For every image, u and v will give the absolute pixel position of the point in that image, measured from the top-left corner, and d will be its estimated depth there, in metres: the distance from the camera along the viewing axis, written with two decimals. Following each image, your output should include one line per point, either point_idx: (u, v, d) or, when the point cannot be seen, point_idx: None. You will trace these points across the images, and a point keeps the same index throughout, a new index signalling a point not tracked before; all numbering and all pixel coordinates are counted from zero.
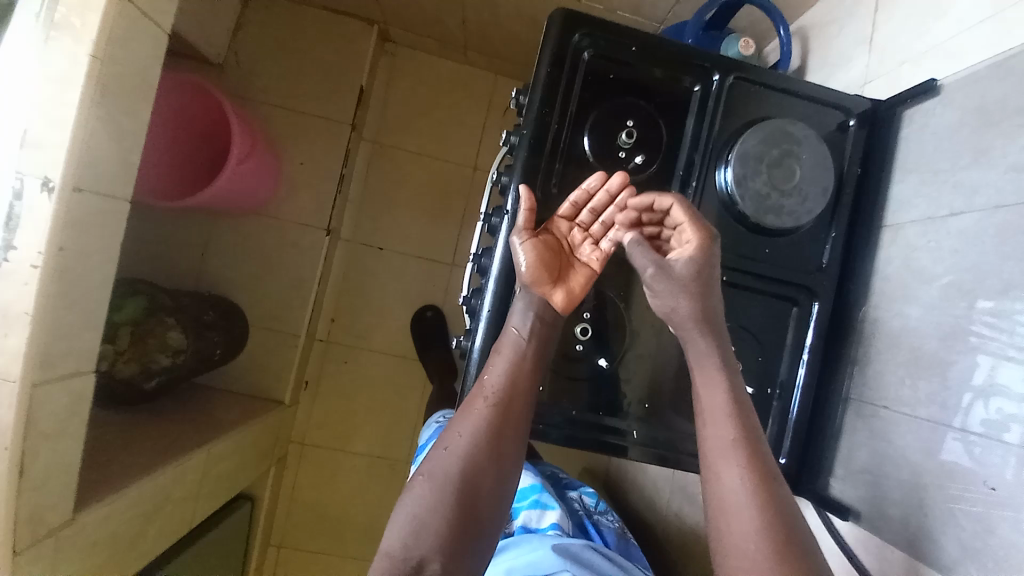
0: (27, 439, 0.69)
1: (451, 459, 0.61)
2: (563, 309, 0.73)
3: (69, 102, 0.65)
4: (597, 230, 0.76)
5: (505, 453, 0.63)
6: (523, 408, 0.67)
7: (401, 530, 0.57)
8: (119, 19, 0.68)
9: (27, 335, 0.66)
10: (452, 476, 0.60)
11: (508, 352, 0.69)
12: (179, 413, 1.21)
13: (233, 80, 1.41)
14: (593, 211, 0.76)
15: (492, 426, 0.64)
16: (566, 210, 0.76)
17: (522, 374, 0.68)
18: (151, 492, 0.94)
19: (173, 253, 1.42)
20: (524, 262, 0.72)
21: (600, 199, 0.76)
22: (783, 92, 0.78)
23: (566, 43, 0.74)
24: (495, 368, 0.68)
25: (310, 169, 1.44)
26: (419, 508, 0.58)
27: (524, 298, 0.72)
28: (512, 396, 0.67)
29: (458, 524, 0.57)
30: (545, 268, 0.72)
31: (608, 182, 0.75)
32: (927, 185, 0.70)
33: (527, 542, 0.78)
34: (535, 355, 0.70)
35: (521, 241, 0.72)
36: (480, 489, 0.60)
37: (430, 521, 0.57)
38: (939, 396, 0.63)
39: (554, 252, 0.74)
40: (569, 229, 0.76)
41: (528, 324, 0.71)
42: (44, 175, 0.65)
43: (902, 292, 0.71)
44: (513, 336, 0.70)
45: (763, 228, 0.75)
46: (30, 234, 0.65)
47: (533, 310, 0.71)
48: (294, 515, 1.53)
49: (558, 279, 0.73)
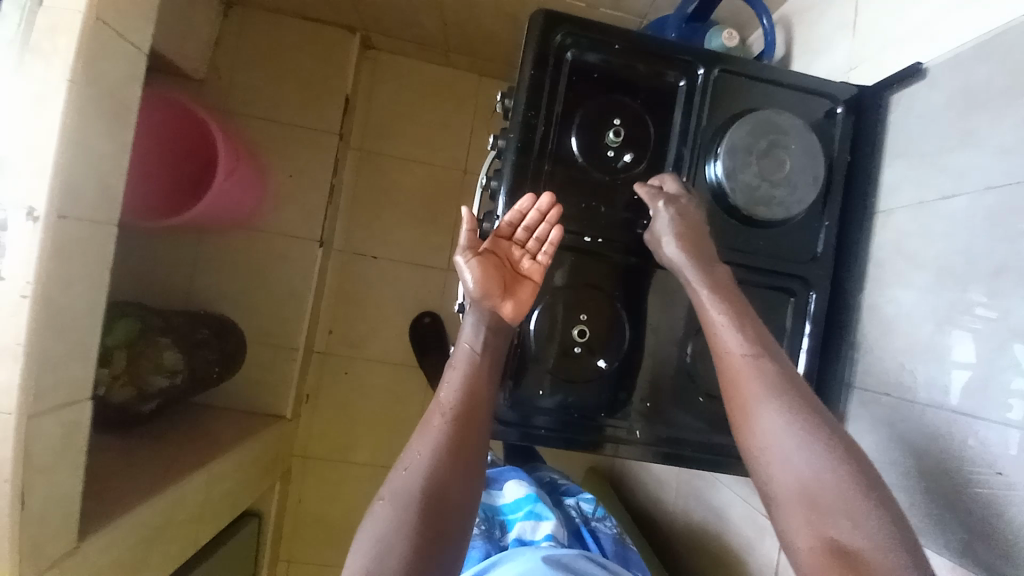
0: (25, 472, 0.68)
1: (412, 479, 0.60)
2: (509, 325, 0.71)
3: (48, 129, 0.64)
4: (533, 246, 0.74)
5: (468, 466, 0.63)
6: (483, 418, 0.66)
7: (364, 557, 0.55)
8: (92, 42, 0.66)
9: (20, 369, 0.65)
10: (414, 496, 0.58)
11: (463, 366, 0.69)
12: (178, 434, 1.20)
13: (216, 96, 1.40)
14: (527, 230, 0.74)
15: (452, 442, 0.63)
16: (502, 229, 0.74)
17: (479, 385, 0.68)
18: (154, 516, 0.93)
19: (164, 272, 1.41)
20: (471, 279, 0.70)
21: (532, 219, 0.74)
22: (769, 83, 0.78)
23: (548, 43, 0.74)
24: (450, 381, 0.68)
25: (300, 180, 1.43)
26: (382, 532, 0.56)
27: (473, 313, 0.71)
28: (472, 407, 0.65)
29: (422, 543, 0.56)
30: (486, 288, 0.70)
31: (539, 203, 0.73)
32: (917, 169, 0.70)
33: (519, 555, 0.80)
34: (489, 365, 0.70)
35: (464, 260, 0.71)
36: (445, 506, 0.59)
37: (393, 545, 0.55)
38: (936, 379, 0.64)
39: (494, 271, 0.71)
40: (509, 247, 0.74)
41: (480, 337, 0.70)
42: (28, 205, 0.64)
43: (896, 278, 0.71)
44: (466, 350, 0.70)
45: (756, 220, 0.75)
46: (16, 266, 0.64)
47: (485, 323, 0.70)
48: (302, 529, 1.53)
49: (501, 297, 0.71)
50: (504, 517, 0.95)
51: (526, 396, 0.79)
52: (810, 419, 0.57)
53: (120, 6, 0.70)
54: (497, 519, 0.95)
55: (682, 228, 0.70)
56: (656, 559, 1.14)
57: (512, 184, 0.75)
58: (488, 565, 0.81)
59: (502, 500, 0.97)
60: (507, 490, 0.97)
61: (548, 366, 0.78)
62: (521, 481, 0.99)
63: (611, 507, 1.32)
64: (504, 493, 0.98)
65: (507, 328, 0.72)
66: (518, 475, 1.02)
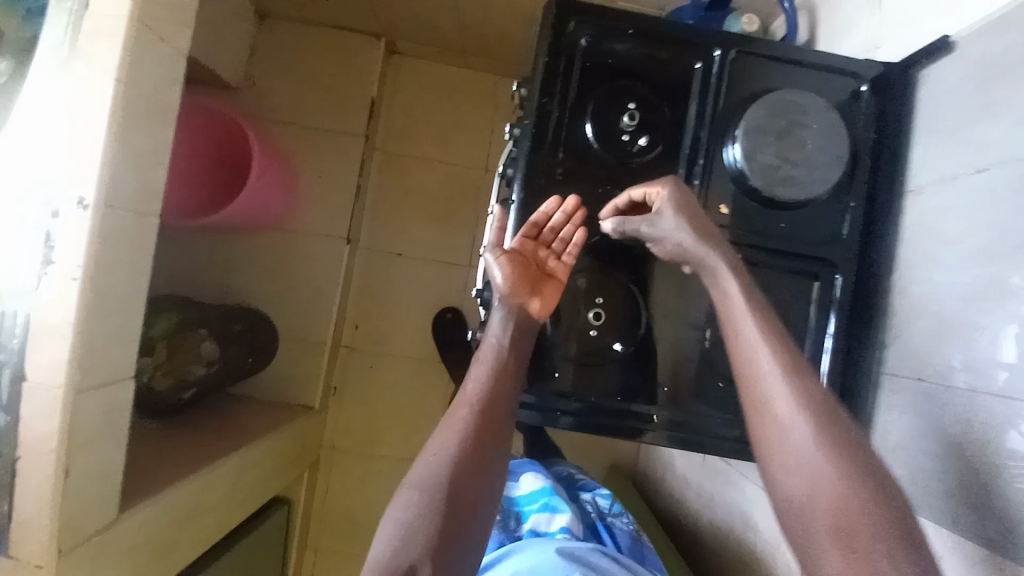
0: (71, 445, 0.74)
1: (438, 467, 0.61)
2: (536, 321, 0.73)
3: (98, 127, 0.70)
4: (559, 246, 0.76)
5: (491, 458, 0.64)
6: (508, 412, 0.67)
7: (390, 538, 0.58)
8: (136, 46, 0.72)
9: (67, 348, 0.70)
10: (438, 485, 0.60)
11: (489, 359, 0.70)
12: (212, 421, 1.25)
13: (251, 102, 1.47)
14: (552, 232, 0.76)
15: (477, 434, 0.64)
16: (528, 230, 0.75)
17: (503, 380, 0.68)
18: (188, 496, 0.98)
19: (203, 271, 1.48)
20: (499, 277, 0.73)
21: (558, 220, 0.75)
22: (789, 62, 0.76)
23: (561, 32, 0.75)
24: (475, 376, 0.69)
25: (327, 180, 1.48)
26: (407, 517, 0.59)
27: (502, 309, 0.72)
28: (496, 401, 0.66)
29: (446, 530, 0.58)
30: (513, 286, 0.73)
31: (564, 205, 0.75)
32: (949, 145, 0.67)
33: (533, 545, 0.80)
34: (514, 362, 0.70)
35: (494, 257, 0.75)
36: (466, 499, 0.60)
37: (418, 530, 0.58)
38: (972, 362, 0.61)
39: (521, 270, 0.73)
40: (535, 247, 0.75)
41: (507, 332, 0.71)
42: (78, 195, 0.70)
43: (928, 259, 0.68)
44: (492, 345, 0.71)
45: (777, 201, 0.73)
46: (66, 253, 0.70)
47: (512, 320, 0.72)
48: (327, 520, 1.56)
49: (527, 295, 0.73)
50: (519, 509, 0.94)
51: (546, 382, 0.79)
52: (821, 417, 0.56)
53: (160, 11, 0.75)
54: (513, 510, 0.94)
55: (685, 214, 0.69)
56: (679, 556, 1.12)
57: (527, 171, 0.76)
58: (499, 555, 0.80)
59: (517, 492, 0.97)
60: (523, 482, 0.97)
61: (567, 351, 0.79)
62: (537, 474, 0.99)
63: (634, 504, 1.29)
64: (520, 484, 0.98)
65: (534, 325, 0.73)
66: (533, 468, 1.02)
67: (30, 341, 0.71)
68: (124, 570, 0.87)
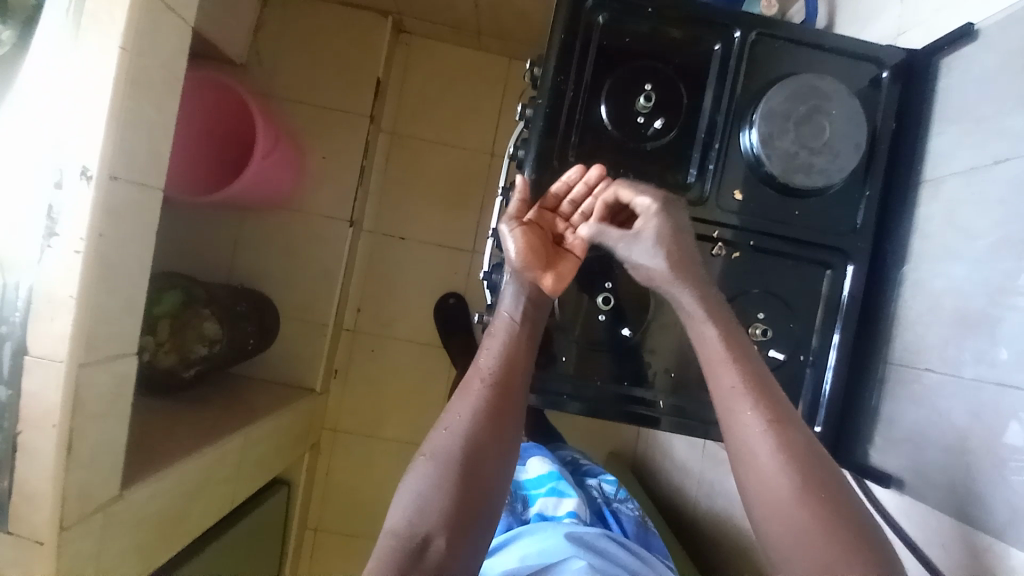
0: (75, 418, 0.73)
1: (452, 438, 0.62)
2: (548, 298, 0.72)
3: (103, 97, 0.68)
4: (577, 219, 0.75)
5: (505, 431, 0.64)
6: (521, 385, 0.68)
7: (405, 509, 0.58)
8: (144, 14, 0.70)
9: (71, 320, 0.70)
10: (453, 456, 0.60)
11: (502, 333, 0.70)
12: (214, 400, 1.25)
13: (256, 79, 1.45)
14: (572, 204, 0.75)
15: (490, 405, 0.64)
16: (548, 201, 0.75)
17: (516, 355, 0.69)
18: (191, 473, 0.97)
19: (206, 250, 1.47)
20: (513, 249, 0.72)
21: (579, 191, 0.75)
22: (810, 46, 0.75)
23: (579, 10, 0.73)
24: (489, 350, 0.69)
25: (332, 161, 1.46)
26: (422, 487, 0.59)
27: (515, 283, 0.72)
28: (509, 374, 0.67)
29: (461, 501, 0.58)
30: (527, 260, 0.72)
31: (586, 175, 0.74)
32: (971, 134, 0.66)
33: (541, 530, 0.81)
34: (527, 336, 0.71)
35: (510, 228, 0.73)
36: (481, 471, 0.60)
37: (433, 500, 0.58)
38: (985, 353, 0.60)
39: (538, 242, 0.73)
40: (552, 219, 0.76)
41: (519, 307, 0.71)
42: (82, 164, 0.68)
43: (945, 250, 0.68)
44: (505, 320, 0.71)
45: (792, 188, 0.72)
46: (71, 224, 0.69)
47: (524, 295, 0.71)
48: (329, 500, 1.57)
49: (541, 269, 0.72)
50: (526, 492, 0.94)
51: (550, 365, 0.79)
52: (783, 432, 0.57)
53: None
54: (519, 494, 0.94)
55: (667, 245, 0.68)
56: (678, 543, 1.13)
57: (540, 153, 0.75)
58: (508, 538, 0.81)
59: (524, 476, 0.97)
60: (530, 466, 0.98)
61: (574, 336, 0.79)
62: (544, 459, 0.99)
63: (635, 492, 1.30)
64: (527, 468, 0.98)
65: (547, 301, 0.73)
66: (540, 452, 1.03)
67: (34, 313, 0.70)
68: (128, 545, 0.87)
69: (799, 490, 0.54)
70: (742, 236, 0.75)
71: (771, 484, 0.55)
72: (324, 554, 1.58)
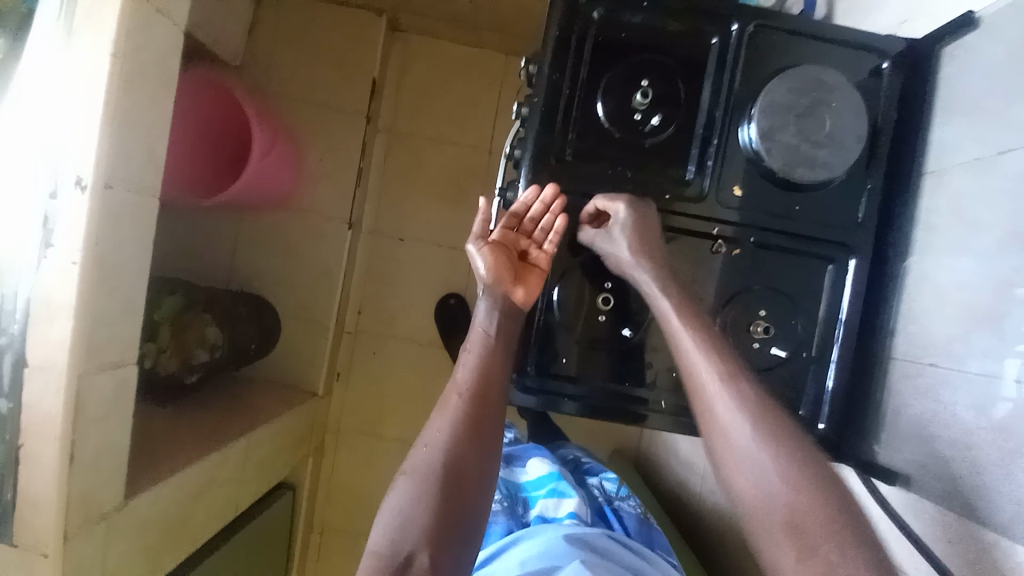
0: (77, 427, 0.73)
1: (432, 453, 0.65)
2: (520, 309, 0.75)
3: (96, 105, 0.68)
4: (539, 236, 0.76)
5: (483, 443, 0.68)
6: (497, 397, 0.71)
7: (388, 525, 0.62)
8: (135, 19, 0.69)
9: (70, 329, 0.70)
10: (433, 471, 0.64)
11: (476, 349, 0.73)
12: (217, 405, 1.25)
13: (251, 82, 1.44)
14: (533, 222, 0.76)
15: (467, 420, 0.68)
16: (509, 221, 0.77)
17: (491, 368, 0.72)
18: (194, 478, 0.98)
19: (205, 255, 1.46)
20: (482, 266, 0.76)
21: (537, 210, 0.75)
22: (811, 38, 0.73)
23: (573, 4, 0.72)
24: (465, 364, 0.72)
25: (330, 163, 1.45)
26: (404, 503, 0.63)
27: (486, 298, 0.75)
28: (485, 387, 0.70)
29: (442, 515, 0.62)
30: (496, 275, 0.75)
31: (541, 195, 0.74)
32: (974, 123, 0.65)
33: (541, 532, 0.81)
34: (501, 349, 0.73)
35: (476, 249, 0.77)
36: (460, 484, 0.64)
37: (415, 516, 0.62)
38: (991, 348, 0.59)
39: (504, 259, 0.76)
40: (516, 237, 0.77)
41: (493, 322, 0.74)
42: (77, 174, 0.68)
43: (949, 243, 0.67)
44: (479, 334, 0.74)
45: (793, 183, 0.71)
46: (67, 235, 0.69)
47: (497, 308, 0.74)
48: (333, 502, 1.58)
49: (511, 283, 0.75)
50: (526, 494, 0.94)
51: (551, 365, 0.78)
52: (771, 430, 0.62)
53: None
54: (520, 497, 0.94)
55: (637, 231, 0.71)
56: (680, 540, 1.13)
57: (536, 151, 0.73)
58: (507, 543, 0.81)
59: (524, 477, 0.97)
60: (530, 467, 0.98)
61: (574, 336, 0.78)
62: (543, 459, 0.99)
63: (639, 490, 1.30)
64: (527, 470, 0.98)
65: (520, 312, 0.75)
66: (541, 453, 1.02)
67: (31, 324, 0.70)
68: (133, 552, 0.87)
69: (788, 483, 0.58)
70: (742, 231, 0.74)
71: (765, 480, 0.59)
72: (329, 555, 1.59)
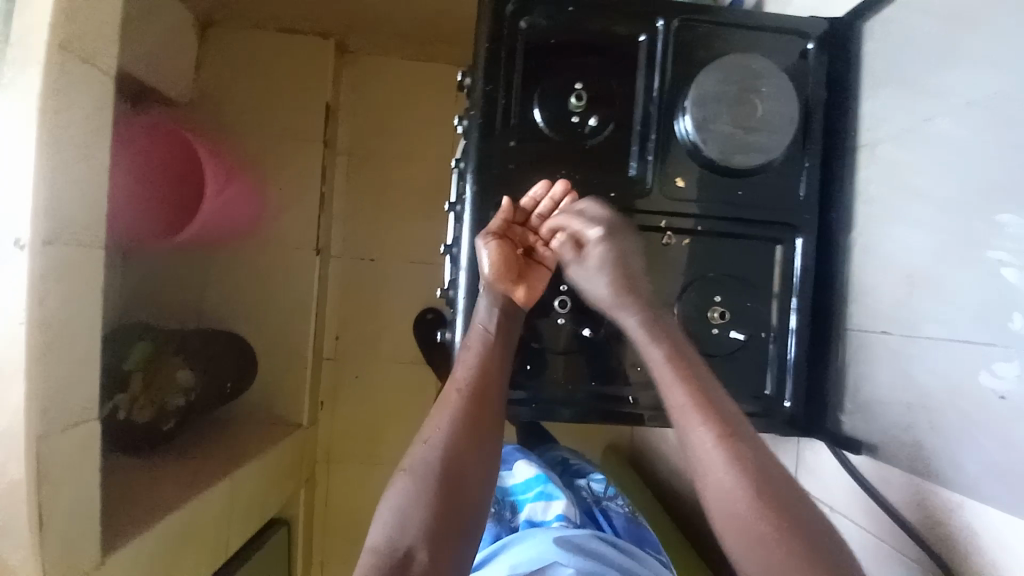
0: (42, 489, 0.71)
1: (432, 450, 0.64)
2: (520, 309, 0.74)
3: (27, 161, 0.66)
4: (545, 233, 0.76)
5: (482, 441, 0.66)
6: (496, 395, 0.70)
7: (386, 525, 0.59)
8: (59, 71, 0.68)
9: (24, 390, 0.68)
10: (433, 468, 0.62)
11: (476, 346, 0.72)
12: (198, 448, 1.23)
13: (200, 118, 1.42)
14: (540, 219, 0.75)
15: (467, 416, 0.67)
16: (516, 215, 0.75)
17: (493, 366, 0.71)
18: (177, 526, 0.96)
19: (172, 298, 1.43)
20: (488, 262, 0.73)
21: (545, 206, 0.75)
22: (734, 26, 0.75)
23: (501, 15, 0.72)
24: (466, 362, 0.71)
25: (290, 192, 1.44)
26: (402, 501, 0.60)
27: (486, 296, 0.73)
28: (485, 385, 0.69)
29: (442, 513, 0.60)
30: (502, 272, 0.73)
31: (552, 190, 0.74)
32: (898, 94, 0.67)
33: (531, 537, 0.78)
34: (502, 347, 0.72)
35: (483, 242, 0.73)
36: (462, 480, 0.62)
37: (413, 514, 0.59)
38: (936, 312, 0.61)
39: (510, 256, 0.73)
40: (522, 233, 0.76)
41: (493, 319, 0.73)
42: (15, 234, 0.67)
43: (887, 213, 0.68)
44: (479, 332, 0.73)
45: (732, 169, 0.73)
46: (11, 295, 0.67)
47: (498, 306, 0.73)
48: (330, 533, 1.55)
49: (512, 282, 0.74)
50: (514, 498, 0.93)
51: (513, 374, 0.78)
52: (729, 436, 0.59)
53: (81, 31, 0.71)
54: (508, 500, 0.93)
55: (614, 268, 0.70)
56: (676, 529, 1.13)
57: (480, 162, 0.74)
58: (496, 549, 0.79)
59: (512, 480, 0.96)
60: (518, 470, 0.97)
61: (535, 341, 0.78)
62: (530, 462, 0.99)
63: (633, 485, 1.30)
64: (514, 472, 0.97)
65: (519, 312, 0.75)
66: (525, 456, 1.02)
67: None
68: None
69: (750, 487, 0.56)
70: (689, 222, 0.75)
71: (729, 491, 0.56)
72: None
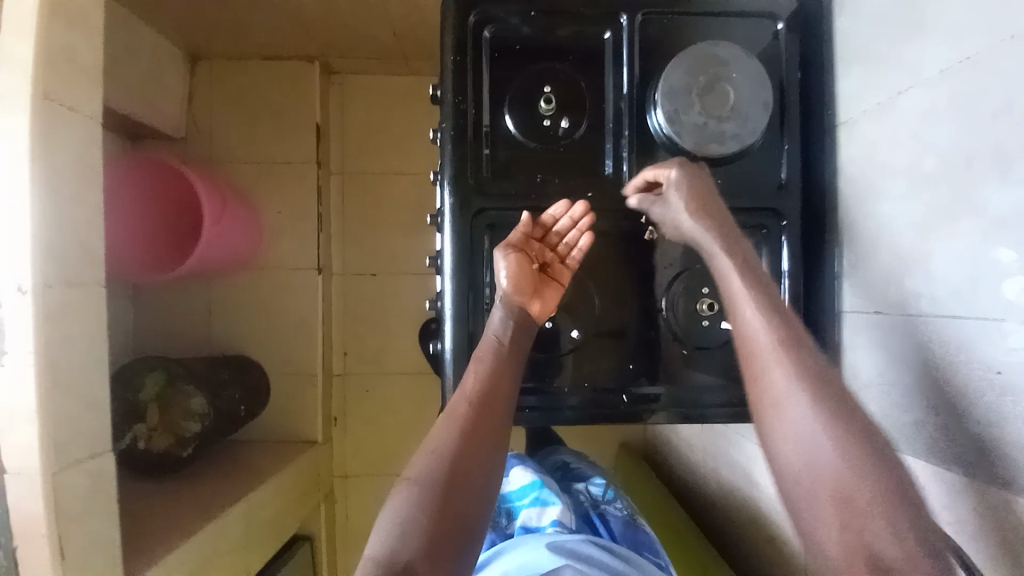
0: (61, 523, 0.74)
1: (437, 459, 0.60)
2: (534, 323, 0.72)
3: (21, 207, 0.69)
4: (563, 250, 0.75)
5: (489, 453, 0.62)
6: (505, 407, 0.66)
7: (384, 534, 0.55)
8: (44, 123, 0.71)
9: (36, 429, 0.71)
10: (437, 477, 0.58)
11: (487, 356, 0.68)
12: (215, 472, 1.26)
13: (195, 149, 1.45)
14: (558, 236, 0.75)
15: (477, 426, 0.63)
16: (534, 231, 0.75)
17: (504, 377, 0.67)
18: (196, 550, 0.98)
19: (182, 325, 1.47)
20: (505, 275, 0.71)
21: (564, 225, 0.74)
22: (700, 15, 0.74)
23: (463, 28, 0.73)
24: (475, 371, 0.67)
25: (288, 215, 1.47)
26: (404, 511, 0.56)
27: (501, 307, 0.71)
28: (494, 394, 0.65)
29: (442, 526, 0.56)
30: (518, 285, 0.71)
31: (572, 210, 0.73)
32: (872, 69, 0.66)
33: (523, 543, 0.78)
34: (515, 357, 0.69)
35: (503, 255, 0.72)
36: (466, 495, 0.59)
37: (414, 525, 0.55)
38: (926, 288, 0.59)
39: (529, 270, 0.72)
40: (541, 247, 0.75)
41: (507, 330, 0.70)
42: (16, 281, 0.69)
43: (870, 191, 0.67)
44: (491, 341, 0.69)
45: (709, 159, 0.72)
46: (17, 339, 0.70)
47: (512, 319, 0.71)
48: (352, 546, 1.57)
49: (529, 296, 0.73)
50: (510, 505, 0.94)
51: None
52: (832, 406, 0.55)
53: (63, 82, 0.74)
54: (504, 507, 0.94)
55: (697, 201, 0.68)
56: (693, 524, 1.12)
57: (455, 173, 0.74)
58: (490, 556, 0.80)
59: (508, 488, 0.96)
60: (513, 477, 0.96)
61: None
62: (526, 467, 0.98)
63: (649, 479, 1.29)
64: (510, 480, 0.97)
65: (534, 325, 0.73)
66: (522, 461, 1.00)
67: None
68: None
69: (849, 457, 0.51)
70: None
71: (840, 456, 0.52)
72: None
